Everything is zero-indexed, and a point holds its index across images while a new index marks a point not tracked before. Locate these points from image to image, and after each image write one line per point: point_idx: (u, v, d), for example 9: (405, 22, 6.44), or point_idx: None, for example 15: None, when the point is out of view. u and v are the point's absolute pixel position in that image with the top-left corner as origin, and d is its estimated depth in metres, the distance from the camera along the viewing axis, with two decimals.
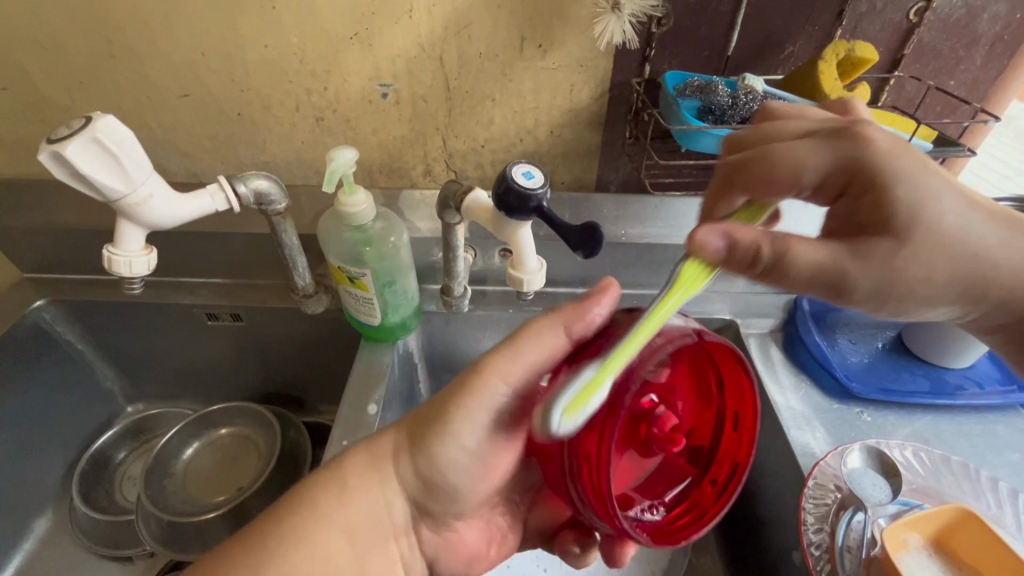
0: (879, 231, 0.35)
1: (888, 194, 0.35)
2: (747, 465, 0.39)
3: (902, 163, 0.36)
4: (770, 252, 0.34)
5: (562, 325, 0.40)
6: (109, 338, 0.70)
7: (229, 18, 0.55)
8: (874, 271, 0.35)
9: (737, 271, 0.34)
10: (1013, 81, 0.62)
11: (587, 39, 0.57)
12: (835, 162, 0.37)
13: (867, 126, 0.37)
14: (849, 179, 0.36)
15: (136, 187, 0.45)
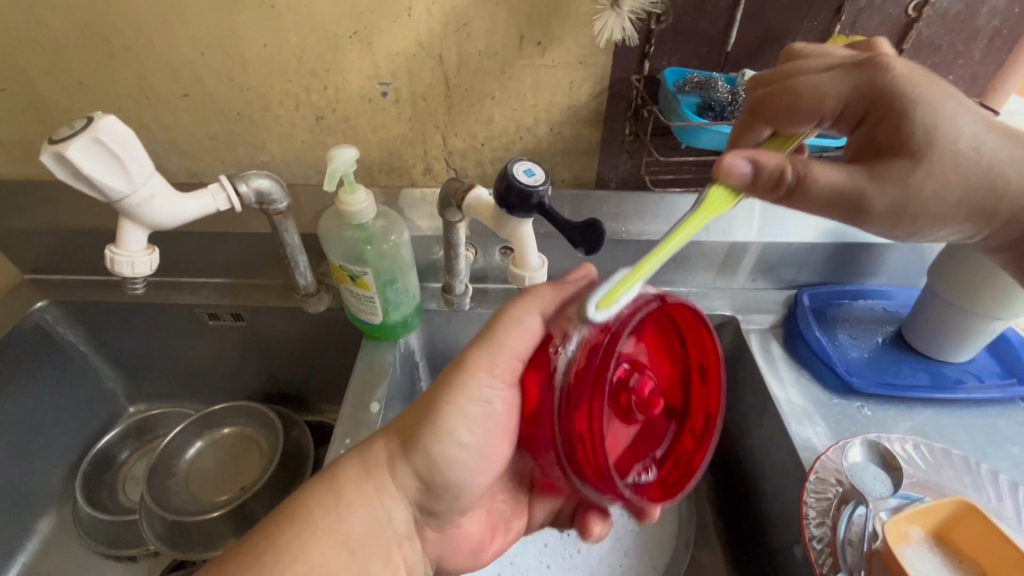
0: (899, 153, 0.38)
1: (905, 120, 0.38)
2: (718, 410, 0.40)
3: (911, 81, 0.39)
4: (794, 171, 0.37)
5: (538, 309, 0.43)
6: (110, 339, 0.70)
7: (228, 17, 0.55)
8: (892, 189, 0.38)
9: (763, 194, 0.37)
10: (1012, 76, 0.62)
11: (586, 36, 0.57)
12: (856, 89, 0.39)
13: (885, 56, 0.40)
14: (867, 108, 0.39)
15: (137, 187, 0.45)
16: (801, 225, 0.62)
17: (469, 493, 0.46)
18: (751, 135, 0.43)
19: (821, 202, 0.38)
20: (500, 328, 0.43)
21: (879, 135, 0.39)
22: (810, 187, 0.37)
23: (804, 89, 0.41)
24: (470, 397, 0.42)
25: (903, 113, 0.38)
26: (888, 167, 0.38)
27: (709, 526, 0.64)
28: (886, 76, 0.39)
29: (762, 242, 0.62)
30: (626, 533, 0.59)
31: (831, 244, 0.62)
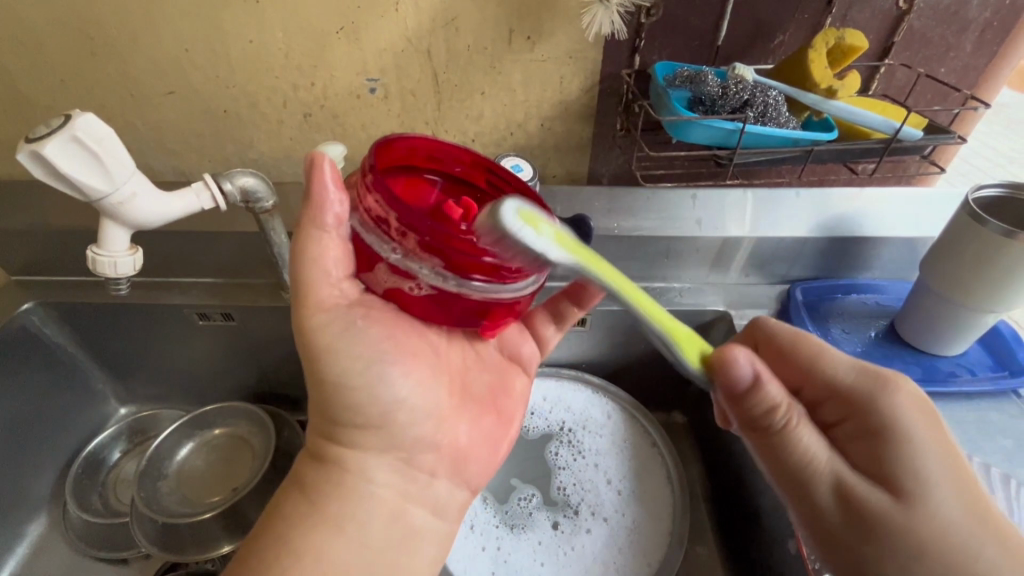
0: (877, 480, 0.35)
1: (900, 451, 0.35)
2: (498, 171, 0.41)
3: (937, 452, 0.35)
4: (785, 415, 0.37)
5: (318, 233, 0.36)
6: (98, 340, 0.69)
7: (212, 12, 0.54)
8: (852, 509, 0.35)
9: (741, 413, 0.38)
10: (1003, 68, 0.62)
11: (576, 31, 0.56)
12: (847, 392, 0.39)
13: (891, 394, 0.37)
14: (849, 414, 0.38)
15: (118, 186, 0.44)
16: (793, 219, 0.62)
17: (422, 387, 0.42)
18: (762, 390, 0.36)
19: (795, 464, 0.36)
20: (304, 274, 0.37)
21: (904, 433, 0.35)
22: (791, 441, 0.36)
23: (817, 376, 0.41)
24: (335, 337, 0.38)
25: (902, 447, 0.35)
26: (885, 450, 0.35)
27: (703, 522, 0.64)
28: (898, 404, 0.36)
29: (754, 236, 0.62)
30: (619, 530, 0.58)
31: (823, 238, 0.62)
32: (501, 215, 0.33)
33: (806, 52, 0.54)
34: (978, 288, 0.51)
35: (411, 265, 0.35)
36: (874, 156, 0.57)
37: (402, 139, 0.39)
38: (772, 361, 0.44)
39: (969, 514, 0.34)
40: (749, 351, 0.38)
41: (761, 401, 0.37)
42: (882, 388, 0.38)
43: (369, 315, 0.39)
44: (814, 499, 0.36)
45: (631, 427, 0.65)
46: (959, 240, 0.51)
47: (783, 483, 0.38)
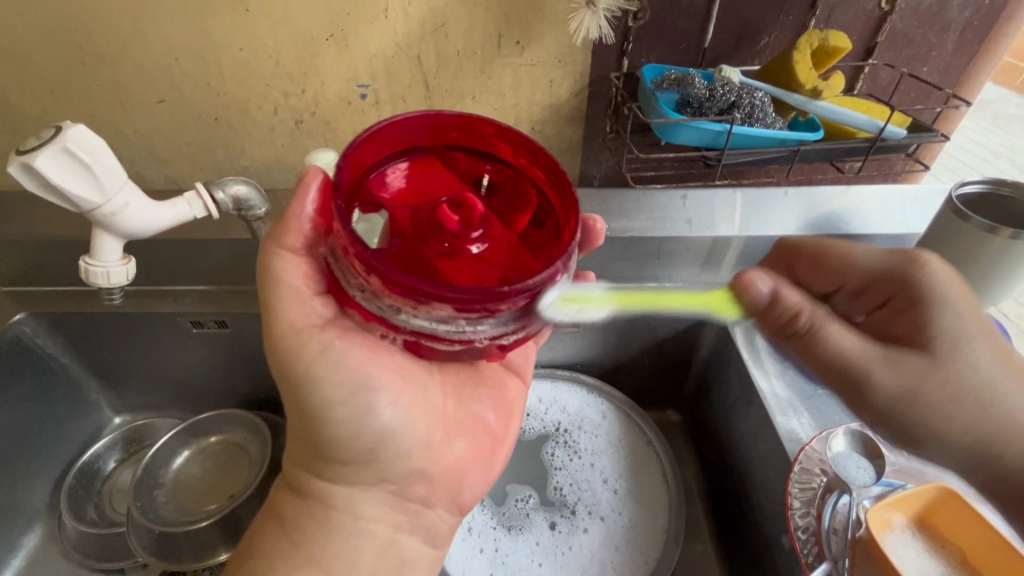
0: (914, 347, 0.39)
1: (933, 314, 0.40)
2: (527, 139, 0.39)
3: (966, 311, 0.40)
4: (809, 318, 0.43)
5: (281, 250, 0.38)
6: (91, 350, 0.68)
7: (202, 21, 0.54)
8: (900, 378, 0.39)
9: (773, 325, 0.46)
10: (983, 67, 0.63)
11: (564, 34, 0.57)
12: (882, 276, 0.45)
13: (922, 268, 0.43)
14: (890, 294, 0.44)
15: (110, 197, 0.44)
16: (782, 218, 0.63)
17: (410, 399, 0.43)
18: (782, 300, 0.46)
19: (830, 359, 0.41)
20: (277, 295, 0.38)
21: (937, 299, 0.41)
22: (822, 338, 0.42)
23: (851, 269, 0.47)
24: (313, 360, 0.38)
25: (936, 310, 0.40)
26: (921, 318, 0.40)
27: (698, 519, 0.65)
28: (931, 275, 0.42)
29: (744, 235, 0.62)
30: (616, 529, 0.59)
31: (812, 236, 0.62)
32: (540, 300, 0.35)
33: (792, 53, 0.54)
34: (962, 282, 0.52)
35: (379, 306, 0.35)
36: (860, 156, 0.57)
37: (398, 124, 0.38)
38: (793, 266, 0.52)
39: (993, 366, 0.39)
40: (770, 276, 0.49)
41: (786, 308, 0.45)
42: (914, 266, 0.43)
43: (345, 335, 0.39)
44: (864, 387, 0.40)
45: (627, 427, 0.66)
46: (943, 236, 0.52)
47: (829, 380, 0.42)
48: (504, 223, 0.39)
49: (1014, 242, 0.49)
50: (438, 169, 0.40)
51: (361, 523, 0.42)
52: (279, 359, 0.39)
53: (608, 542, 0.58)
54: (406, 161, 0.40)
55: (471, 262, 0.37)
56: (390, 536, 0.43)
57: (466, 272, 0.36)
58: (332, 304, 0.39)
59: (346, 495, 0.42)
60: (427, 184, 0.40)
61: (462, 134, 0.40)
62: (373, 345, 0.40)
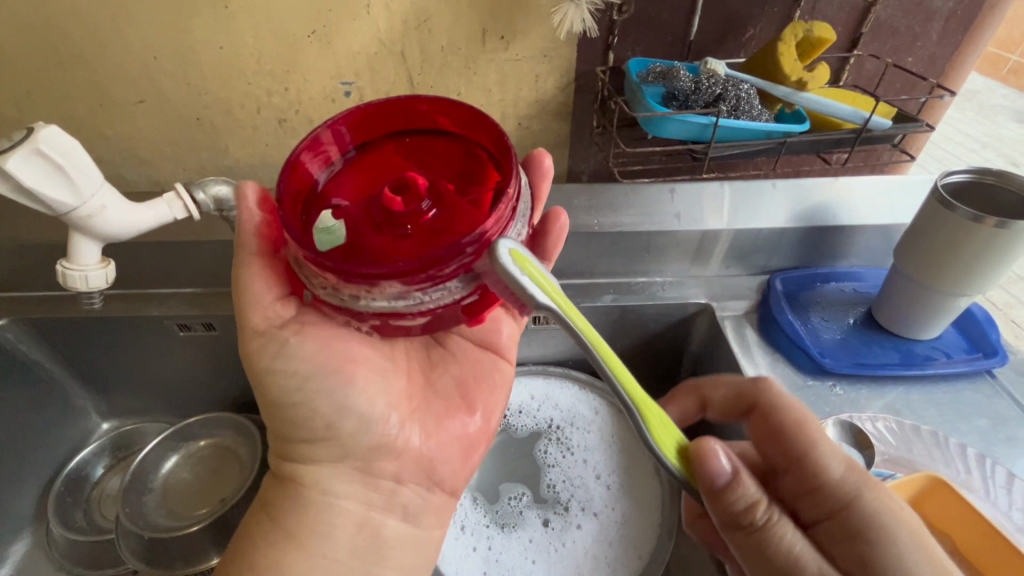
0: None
1: (879, 553, 0.35)
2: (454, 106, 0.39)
3: (914, 552, 0.35)
4: (765, 512, 0.36)
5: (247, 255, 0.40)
6: (75, 356, 0.67)
7: (181, 20, 0.53)
8: None
9: (722, 513, 0.37)
10: (967, 57, 0.63)
11: (549, 28, 0.56)
12: (832, 485, 0.38)
13: (871, 495, 0.37)
14: (832, 510, 0.37)
15: (85, 200, 0.44)
16: (771, 210, 0.63)
17: (371, 390, 0.43)
18: (740, 486, 0.36)
19: (780, 564, 0.35)
20: (243, 299, 0.40)
21: (879, 533, 0.35)
22: (773, 540, 0.35)
23: (808, 470, 0.39)
24: (273, 357, 0.40)
25: (879, 544, 0.35)
26: (863, 552, 0.35)
27: None
28: (884, 509, 0.36)
29: (733, 228, 0.62)
30: (610, 525, 0.59)
31: (800, 228, 0.63)
32: (497, 243, 0.33)
33: (777, 45, 0.54)
34: (949, 272, 0.53)
35: (343, 297, 0.35)
36: (847, 147, 0.57)
37: (335, 131, 0.39)
38: (768, 436, 0.42)
39: None
40: (723, 447, 0.38)
41: (739, 497, 0.36)
42: (868, 491, 0.37)
43: (298, 328, 0.40)
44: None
45: (619, 422, 0.65)
46: (929, 226, 0.52)
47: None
48: (458, 193, 0.39)
49: (1000, 231, 0.49)
50: (387, 156, 0.41)
51: (328, 506, 0.42)
52: (250, 358, 0.41)
53: (604, 538, 0.58)
54: (353, 159, 0.41)
55: (426, 232, 0.36)
56: (362, 520, 0.43)
57: (422, 242, 0.36)
58: (292, 302, 0.41)
59: (335, 492, 0.42)
60: (378, 174, 0.40)
61: (399, 120, 0.41)
62: (327, 335, 0.41)
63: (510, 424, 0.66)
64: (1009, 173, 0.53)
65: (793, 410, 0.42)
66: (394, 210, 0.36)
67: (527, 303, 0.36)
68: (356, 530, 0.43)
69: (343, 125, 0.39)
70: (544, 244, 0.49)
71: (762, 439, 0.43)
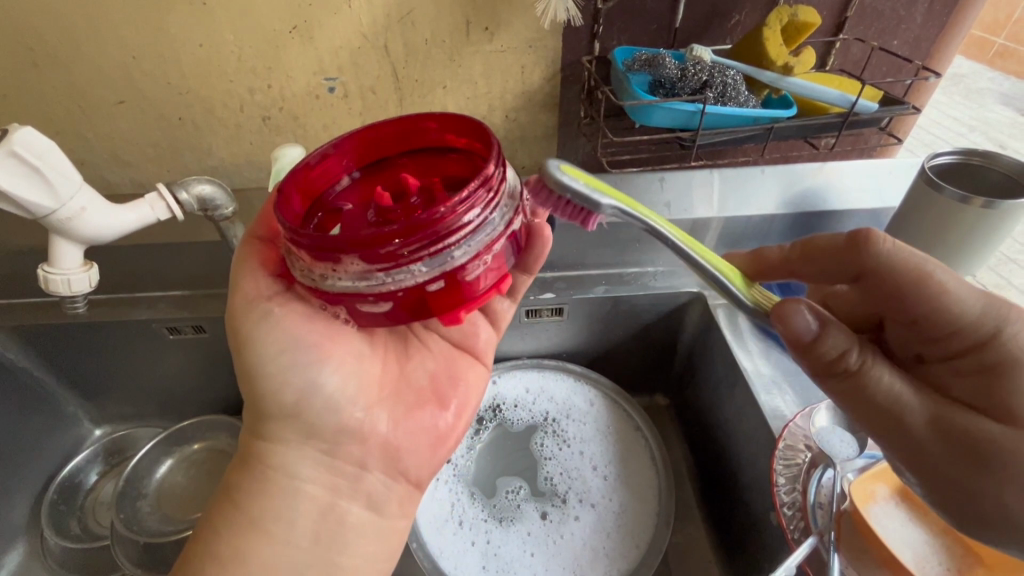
0: (994, 414, 0.31)
1: (1020, 386, 0.31)
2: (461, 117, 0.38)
3: None
4: (860, 354, 0.34)
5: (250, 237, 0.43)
6: (60, 363, 0.66)
7: (158, 18, 0.52)
8: (941, 441, 0.32)
9: (812, 364, 0.35)
10: (952, 39, 0.63)
11: (532, 19, 0.56)
12: (966, 319, 0.32)
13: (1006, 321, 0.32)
14: (959, 347, 0.33)
15: (64, 202, 0.43)
16: (761, 196, 0.63)
17: (348, 376, 0.43)
18: (830, 333, 0.34)
19: (880, 405, 0.33)
20: (238, 274, 0.41)
21: (1020, 364, 0.31)
22: (872, 380, 0.33)
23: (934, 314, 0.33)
24: (254, 322, 0.40)
25: (1017, 378, 0.31)
26: (1001, 385, 0.31)
27: (688, 501, 0.65)
28: (1023, 335, 0.32)
29: (723, 216, 0.62)
30: (608, 515, 0.59)
31: (791, 213, 0.63)
32: (551, 166, 0.36)
33: (762, 30, 0.54)
34: (938, 253, 0.53)
35: (313, 278, 0.35)
36: (834, 131, 0.57)
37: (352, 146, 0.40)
38: (888, 297, 0.34)
39: None
40: (812, 305, 0.36)
41: (833, 344, 0.34)
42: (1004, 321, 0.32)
43: (281, 299, 0.40)
44: (904, 433, 0.32)
45: (614, 412, 0.66)
46: (918, 207, 0.52)
47: (869, 425, 0.34)
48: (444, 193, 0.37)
49: (988, 211, 0.49)
50: (398, 168, 0.41)
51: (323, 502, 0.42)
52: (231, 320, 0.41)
53: (603, 531, 0.58)
54: (367, 173, 0.42)
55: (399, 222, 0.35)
56: (327, 507, 0.43)
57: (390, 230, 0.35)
58: (281, 282, 0.41)
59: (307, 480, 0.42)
60: (384, 181, 0.41)
61: (412, 135, 0.41)
62: (308, 312, 0.41)
63: (507, 419, 0.66)
64: (994, 154, 0.53)
65: (911, 256, 0.34)
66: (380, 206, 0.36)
67: (592, 209, 0.36)
68: (352, 523, 0.42)
69: (350, 142, 0.40)
70: (526, 259, 0.48)
71: (877, 301, 0.35)
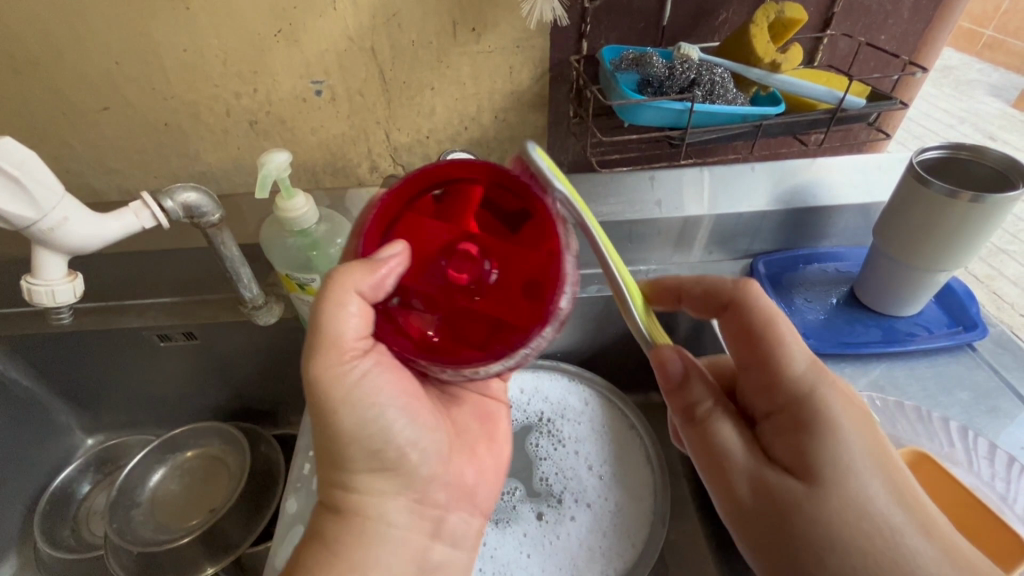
0: (799, 473, 0.35)
1: (821, 443, 0.34)
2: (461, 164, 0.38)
3: (860, 447, 0.34)
4: (711, 406, 0.39)
5: (353, 292, 0.36)
6: (49, 373, 0.65)
7: (140, 22, 0.52)
8: (761, 495, 0.35)
9: (676, 406, 0.41)
10: (940, 34, 0.63)
11: (518, 19, 0.55)
12: (793, 381, 0.37)
13: (824, 387, 0.36)
14: (780, 405, 0.37)
15: (46, 212, 0.43)
16: (752, 193, 0.63)
17: (428, 426, 0.44)
18: (692, 385, 0.40)
19: (715, 456, 0.38)
20: (321, 340, 0.37)
21: (826, 426, 0.35)
22: (713, 431, 0.38)
23: (779, 378, 0.37)
24: (351, 388, 0.38)
25: (824, 437, 0.35)
26: (808, 443, 0.35)
27: (685, 498, 0.65)
28: (831, 400, 0.36)
29: (713, 213, 0.62)
30: (604, 514, 0.58)
31: (781, 210, 0.63)
32: (528, 148, 0.39)
33: (748, 28, 0.54)
34: (928, 247, 0.53)
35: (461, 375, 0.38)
36: (823, 127, 0.57)
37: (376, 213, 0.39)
38: (739, 333, 0.40)
39: (889, 501, 0.33)
40: (681, 348, 0.41)
41: (692, 391, 0.40)
42: (820, 386, 0.36)
43: (378, 359, 0.39)
44: (726, 481, 0.37)
45: (609, 411, 0.66)
46: (907, 201, 0.53)
47: (705, 470, 0.39)
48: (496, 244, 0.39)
49: (976, 206, 0.49)
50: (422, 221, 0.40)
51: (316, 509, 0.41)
52: (311, 386, 0.38)
53: (601, 531, 0.57)
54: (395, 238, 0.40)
55: (494, 300, 0.38)
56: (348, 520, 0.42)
57: (490, 318, 0.38)
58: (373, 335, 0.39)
59: (372, 511, 0.41)
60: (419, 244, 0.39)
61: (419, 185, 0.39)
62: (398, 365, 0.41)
63: None
64: (982, 148, 0.53)
65: (765, 304, 0.40)
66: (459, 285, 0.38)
67: (546, 191, 0.39)
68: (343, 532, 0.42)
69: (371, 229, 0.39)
70: None
71: (733, 338, 0.41)
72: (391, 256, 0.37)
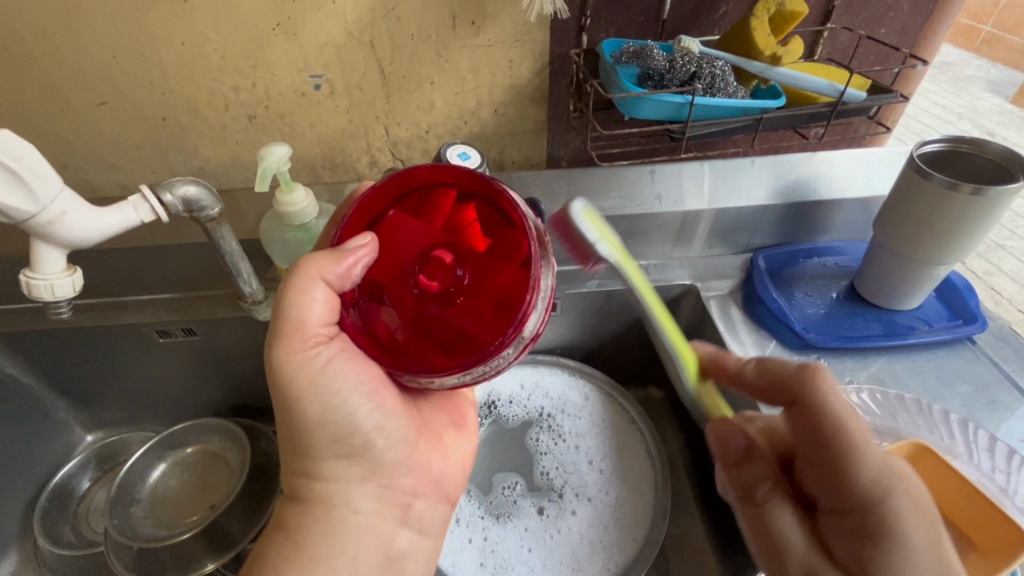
0: None
1: (882, 553, 0.34)
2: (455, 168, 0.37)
3: (925, 555, 0.34)
4: (769, 490, 0.41)
5: (318, 277, 0.36)
6: (48, 370, 0.65)
7: (138, 16, 0.51)
8: None
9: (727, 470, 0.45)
10: (940, 28, 0.63)
11: (518, 12, 0.55)
12: (862, 484, 0.35)
13: (895, 495, 0.35)
14: (845, 507, 0.36)
15: (44, 206, 0.42)
16: (752, 187, 0.63)
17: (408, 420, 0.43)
18: (749, 463, 0.43)
19: (766, 544, 0.39)
20: (282, 321, 0.38)
21: (892, 535, 0.34)
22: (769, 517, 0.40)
23: (847, 480, 0.36)
24: (315, 374, 0.38)
25: (888, 546, 0.34)
26: (867, 552, 0.34)
27: (685, 492, 0.65)
28: (900, 505, 0.35)
29: (713, 208, 0.62)
30: (604, 509, 0.58)
31: (781, 204, 0.63)
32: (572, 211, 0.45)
33: (749, 20, 0.54)
34: (927, 240, 0.53)
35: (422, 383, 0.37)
36: (823, 121, 0.57)
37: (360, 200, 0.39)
38: (808, 430, 0.38)
39: None
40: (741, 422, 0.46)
41: (754, 471, 0.43)
42: (895, 490, 0.35)
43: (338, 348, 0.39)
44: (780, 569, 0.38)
45: (609, 406, 0.66)
46: (908, 196, 0.53)
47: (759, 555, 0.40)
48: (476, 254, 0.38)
49: (976, 199, 0.49)
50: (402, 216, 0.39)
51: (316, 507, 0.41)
52: (275, 369, 0.38)
53: (601, 525, 0.57)
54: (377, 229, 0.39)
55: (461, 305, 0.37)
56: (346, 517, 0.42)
57: (456, 328, 0.37)
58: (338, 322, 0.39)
59: (339, 501, 0.41)
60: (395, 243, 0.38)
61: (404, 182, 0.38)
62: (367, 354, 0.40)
63: (503, 415, 0.67)
64: (981, 141, 0.53)
65: (841, 404, 0.36)
66: (430, 292, 0.37)
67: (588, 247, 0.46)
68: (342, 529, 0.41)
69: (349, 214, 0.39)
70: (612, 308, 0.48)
71: (801, 431, 0.38)
72: (358, 247, 0.36)
